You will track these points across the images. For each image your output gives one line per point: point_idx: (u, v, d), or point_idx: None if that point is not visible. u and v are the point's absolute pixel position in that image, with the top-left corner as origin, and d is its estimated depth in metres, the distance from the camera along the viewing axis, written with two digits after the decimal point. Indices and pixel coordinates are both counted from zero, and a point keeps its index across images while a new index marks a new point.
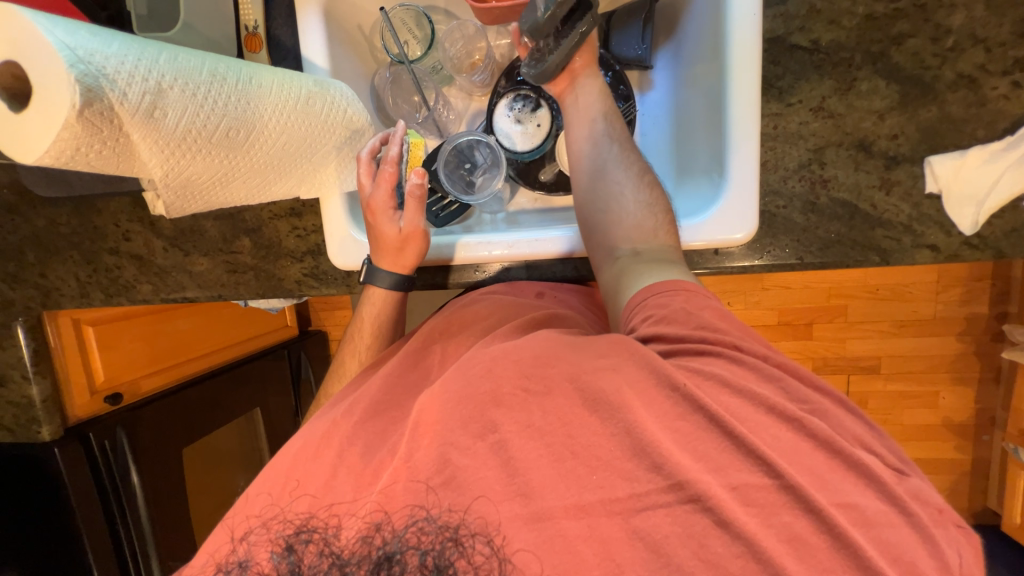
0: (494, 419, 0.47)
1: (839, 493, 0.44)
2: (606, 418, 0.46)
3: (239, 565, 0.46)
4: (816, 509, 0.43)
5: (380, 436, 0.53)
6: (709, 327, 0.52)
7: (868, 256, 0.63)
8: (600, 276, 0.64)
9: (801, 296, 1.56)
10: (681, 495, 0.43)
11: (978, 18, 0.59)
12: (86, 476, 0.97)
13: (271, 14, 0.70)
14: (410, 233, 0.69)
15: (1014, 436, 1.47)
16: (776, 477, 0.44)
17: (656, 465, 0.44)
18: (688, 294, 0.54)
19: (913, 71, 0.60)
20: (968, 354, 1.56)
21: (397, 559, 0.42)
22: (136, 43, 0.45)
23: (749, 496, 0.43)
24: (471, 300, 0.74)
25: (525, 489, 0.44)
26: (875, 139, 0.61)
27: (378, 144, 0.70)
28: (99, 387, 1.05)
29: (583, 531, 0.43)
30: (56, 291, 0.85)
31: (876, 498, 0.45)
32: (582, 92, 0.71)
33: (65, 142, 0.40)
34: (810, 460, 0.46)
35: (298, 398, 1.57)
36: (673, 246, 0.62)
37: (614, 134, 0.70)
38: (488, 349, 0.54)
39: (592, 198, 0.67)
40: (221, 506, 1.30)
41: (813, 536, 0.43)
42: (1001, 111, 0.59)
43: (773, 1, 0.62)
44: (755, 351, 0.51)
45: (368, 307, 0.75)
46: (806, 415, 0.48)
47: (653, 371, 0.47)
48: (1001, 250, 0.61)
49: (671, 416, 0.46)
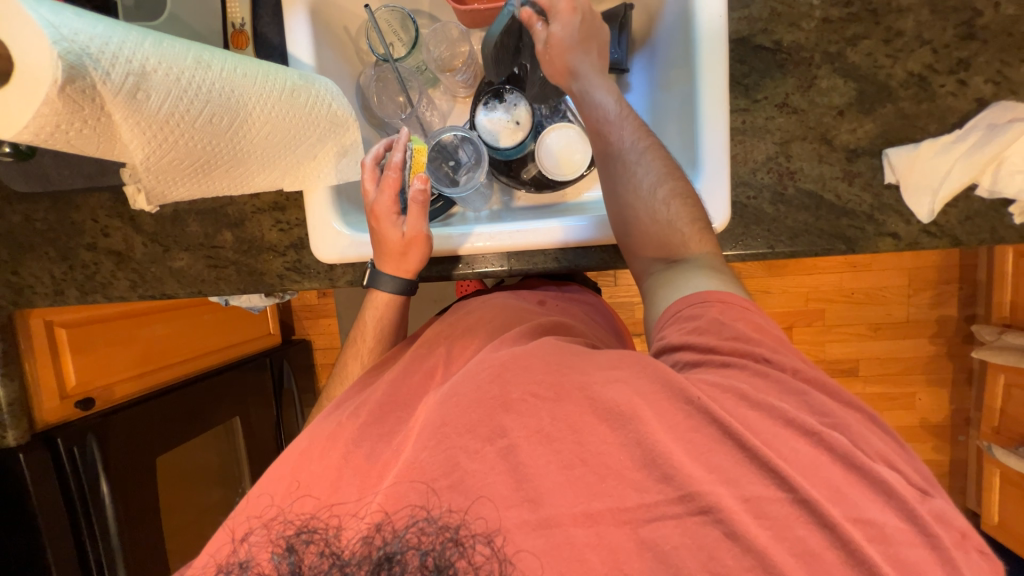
0: (503, 424, 0.46)
1: (857, 509, 0.43)
2: (617, 427, 0.46)
3: (238, 566, 0.43)
4: (832, 524, 0.42)
5: (384, 439, 0.54)
6: (743, 338, 0.52)
7: (836, 244, 0.66)
8: (638, 285, 0.66)
9: (782, 301, 1.59)
10: (692, 507, 0.42)
11: (925, 22, 0.63)
12: (51, 482, 0.93)
13: (259, 13, 0.73)
14: (413, 238, 0.70)
15: (987, 434, 1.52)
16: (791, 491, 0.43)
17: (667, 477, 0.43)
18: (723, 305, 0.55)
19: (868, 71, 0.65)
20: (942, 355, 1.61)
21: (397, 559, 0.40)
22: (122, 28, 0.46)
23: (763, 508, 0.42)
24: (469, 308, 0.79)
25: (532, 496, 0.44)
26: (836, 133, 0.65)
27: (383, 151, 0.74)
28: (70, 391, 1.01)
29: (590, 539, 0.42)
30: (30, 288, 0.83)
31: (896, 519, 0.43)
32: (597, 95, 0.69)
33: (45, 118, 0.40)
34: (829, 474, 0.45)
35: (281, 408, 1.53)
36: (714, 254, 0.62)
37: (636, 137, 0.67)
38: (498, 353, 0.54)
39: (619, 207, 0.66)
40: (195, 522, 1.25)
41: (828, 551, 0.41)
42: (950, 108, 0.64)
43: (738, 5, 0.66)
44: (785, 364, 0.51)
45: (372, 311, 0.76)
46: (828, 430, 0.47)
47: (666, 384, 0.48)
48: (958, 238, 0.65)
49: (685, 428, 0.46)
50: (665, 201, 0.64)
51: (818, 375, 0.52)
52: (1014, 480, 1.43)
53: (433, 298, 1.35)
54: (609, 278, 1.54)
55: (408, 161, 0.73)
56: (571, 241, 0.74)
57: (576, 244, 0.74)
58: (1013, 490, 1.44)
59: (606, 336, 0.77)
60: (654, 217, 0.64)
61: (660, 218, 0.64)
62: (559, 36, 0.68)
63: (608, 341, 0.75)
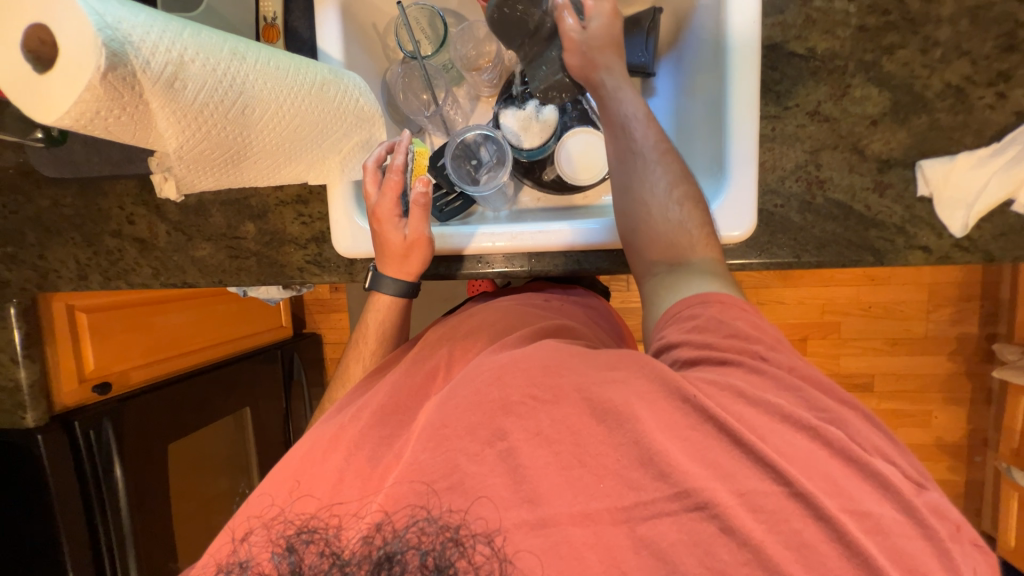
0: (503, 426, 0.45)
1: (878, 533, 0.41)
2: (614, 428, 0.44)
3: (238, 567, 0.44)
4: (851, 547, 0.40)
5: (386, 441, 0.53)
6: (742, 336, 0.51)
7: (863, 255, 0.65)
8: (638, 287, 0.64)
9: (797, 312, 1.57)
10: (688, 503, 0.41)
11: (964, 33, 0.62)
12: (67, 463, 0.94)
13: (290, 8, 0.74)
14: (415, 240, 0.70)
15: (1006, 456, 1.48)
16: (805, 510, 0.41)
17: (662, 474, 0.42)
18: (722, 305, 0.54)
19: (903, 80, 0.64)
20: (960, 373, 1.58)
21: (397, 560, 0.40)
22: (162, 18, 0.46)
23: (777, 526, 0.41)
24: (474, 311, 0.78)
25: (531, 496, 0.43)
26: (868, 143, 0.64)
27: (384, 153, 0.72)
28: (88, 375, 1.02)
29: (588, 538, 0.42)
30: (54, 273, 0.85)
31: (920, 544, 0.41)
32: (615, 99, 0.70)
33: (86, 105, 0.40)
34: (826, 467, 0.43)
35: (289, 400, 1.54)
36: (717, 259, 0.61)
37: (648, 139, 0.67)
38: (497, 357, 0.53)
39: (631, 209, 0.65)
40: (201, 508, 1.24)
41: (828, 548, 0.40)
42: (988, 120, 0.63)
43: (771, 10, 0.66)
44: (781, 362, 0.50)
45: (374, 312, 0.76)
46: (823, 424, 0.45)
47: (664, 383, 0.46)
48: (991, 253, 0.63)
49: (680, 426, 0.44)
50: (678, 201, 0.64)
51: (810, 370, 0.51)
52: None
53: (445, 296, 1.35)
54: (622, 283, 1.53)
55: (409, 164, 0.72)
56: (584, 244, 0.74)
57: (592, 246, 0.74)
58: None
59: (608, 339, 0.76)
60: (661, 218, 0.63)
61: (667, 218, 0.63)
62: (593, 31, 0.69)
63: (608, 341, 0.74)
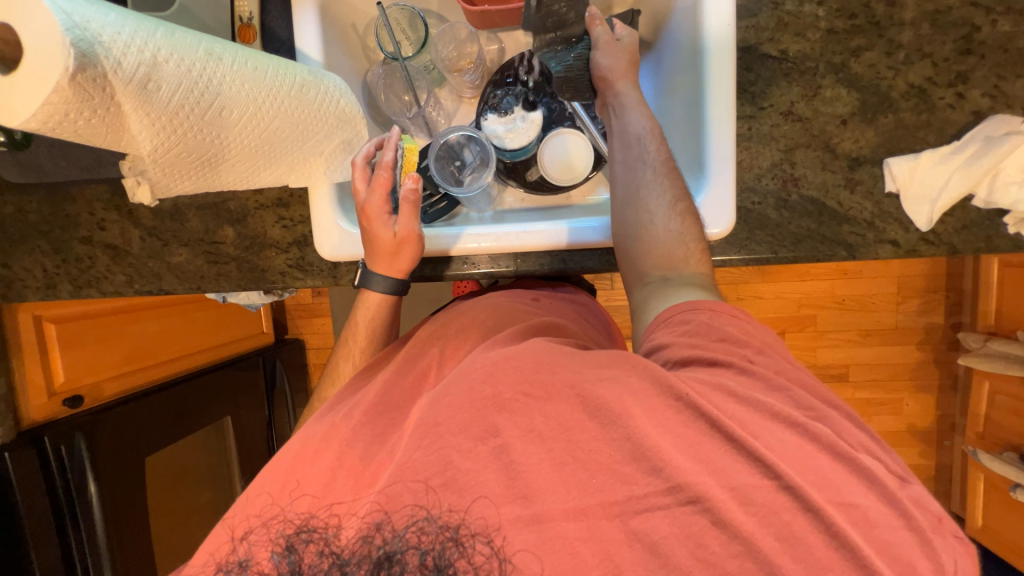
0: (496, 423, 0.45)
1: (858, 517, 0.43)
2: (606, 424, 0.45)
3: (238, 566, 0.42)
4: (834, 530, 0.42)
5: (378, 439, 0.52)
6: (731, 339, 0.53)
7: (837, 250, 0.67)
8: (628, 295, 0.65)
9: (775, 306, 1.61)
10: (681, 497, 0.42)
11: (925, 36, 0.65)
12: (36, 477, 0.91)
13: (267, 8, 0.73)
14: (404, 237, 0.70)
15: (972, 439, 1.55)
16: (790, 498, 0.42)
17: (655, 468, 0.43)
18: (712, 312, 0.55)
19: (870, 81, 0.66)
20: (929, 361, 1.64)
21: (397, 559, 0.38)
22: (133, 17, 0.45)
23: (764, 513, 0.42)
24: (464, 308, 0.79)
25: (525, 492, 0.43)
26: (839, 142, 0.67)
27: (373, 149, 0.71)
28: (58, 388, 0.99)
29: (582, 533, 0.42)
30: (19, 282, 0.81)
31: (896, 525, 0.43)
32: (625, 110, 0.71)
33: (54, 107, 0.39)
34: (816, 463, 0.45)
35: (272, 408, 1.50)
36: (707, 274, 0.63)
37: (659, 153, 0.68)
38: (487, 355, 0.53)
39: (626, 215, 0.67)
40: (180, 524, 1.21)
41: (812, 532, 0.42)
42: (948, 120, 0.66)
43: (745, 13, 0.68)
44: (769, 366, 0.51)
45: (362, 311, 0.75)
46: (810, 421, 0.47)
47: (656, 382, 0.47)
48: (954, 246, 0.67)
49: (673, 421, 0.45)
50: (680, 214, 0.65)
51: (801, 374, 0.53)
52: (997, 485, 1.47)
53: (430, 299, 1.34)
54: (606, 282, 1.55)
55: (398, 161, 0.72)
56: (575, 244, 0.74)
57: (580, 246, 0.74)
58: (997, 495, 1.48)
59: (597, 335, 0.77)
60: (662, 230, 0.64)
61: (665, 229, 0.64)
62: (624, 40, 0.73)
63: (597, 337, 0.76)
